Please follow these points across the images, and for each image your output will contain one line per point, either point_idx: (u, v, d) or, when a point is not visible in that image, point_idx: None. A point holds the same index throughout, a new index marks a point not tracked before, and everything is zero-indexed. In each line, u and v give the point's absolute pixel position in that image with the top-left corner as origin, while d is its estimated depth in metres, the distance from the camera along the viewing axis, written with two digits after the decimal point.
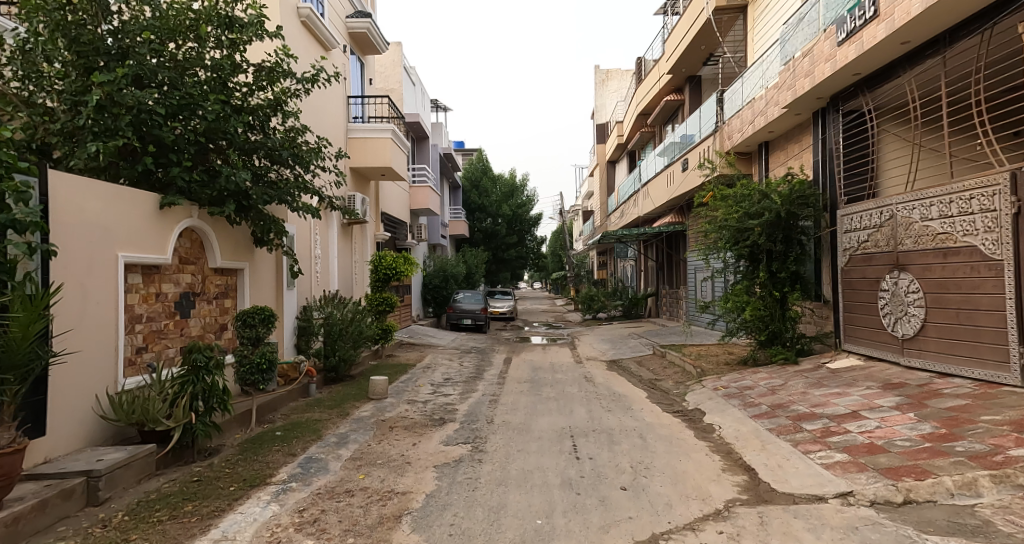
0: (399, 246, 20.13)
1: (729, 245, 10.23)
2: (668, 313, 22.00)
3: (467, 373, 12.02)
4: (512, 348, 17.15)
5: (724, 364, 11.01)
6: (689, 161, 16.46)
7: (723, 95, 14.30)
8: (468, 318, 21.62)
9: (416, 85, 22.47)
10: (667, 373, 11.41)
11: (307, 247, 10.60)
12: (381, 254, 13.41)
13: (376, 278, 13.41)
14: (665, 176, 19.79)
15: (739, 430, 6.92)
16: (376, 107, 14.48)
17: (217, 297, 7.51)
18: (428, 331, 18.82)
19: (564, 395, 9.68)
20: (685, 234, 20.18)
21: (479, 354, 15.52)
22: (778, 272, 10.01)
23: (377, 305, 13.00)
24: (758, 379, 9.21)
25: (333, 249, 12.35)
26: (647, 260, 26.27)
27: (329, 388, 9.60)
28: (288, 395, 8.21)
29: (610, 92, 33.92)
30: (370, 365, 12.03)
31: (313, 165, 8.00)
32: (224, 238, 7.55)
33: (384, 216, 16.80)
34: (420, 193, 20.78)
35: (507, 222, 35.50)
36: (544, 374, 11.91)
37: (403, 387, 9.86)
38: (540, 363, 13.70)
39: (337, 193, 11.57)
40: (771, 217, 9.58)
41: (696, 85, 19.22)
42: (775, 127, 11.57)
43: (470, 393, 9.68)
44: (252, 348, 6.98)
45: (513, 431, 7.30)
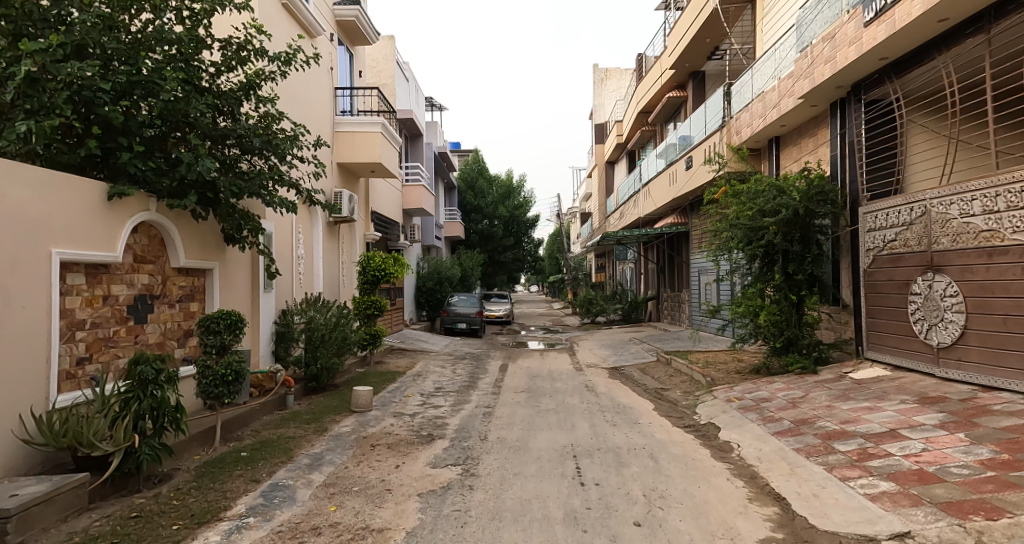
0: (391, 247, 19.41)
1: (742, 246, 9.54)
2: (670, 316, 21.29)
3: (460, 382, 11.27)
4: (509, 353, 16.42)
5: (734, 374, 10.29)
6: (694, 159, 15.78)
7: (730, 89, 13.63)
8: (462, 322, 20.89)
9: (410, 81, 21.79)
10: (674, 383, 10.69)
11: (286, 247, 9.88)
12: (369, 254, 12.66)
13: (365, 280, 12.64)
14: (667, 175, 19.10)
15: (762, 450, 6.20)
16: (366, 100, 13.78)
17: (181, 300, 6.77)
18: (421, 336, 18.08)
19: (565, 406, 8.95)
20: (688, 235, 19.48)
21: (474, 360, 14.77)
22: (794, 274, 9.33)
23: (365, 309, 12.34)
24: (775, 390, 8.49)
25: (317, 249, 11.68)
26: (647, 262, 25.56)
27: (309, 398, 8.84)
28: (261, 408, 7.47)
29: (609, 92, 33.26)
30: (357, 373, 11.28)
31: (289, 154, 7.26)
32: (189, 234, 6.80)
33: (374, 215, 16.08)
34: (413, 192, 20.08)
35: (504, 223, 34.76)
36: (542, 383, 11.17)
37: (390, 398, 9.11)
38: (538, 371, 12.97)
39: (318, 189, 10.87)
40: (789, 215, 8.90)
41: (700, 81, 18.53)
42: (789, 120, 10.88)
43: (462, 405, 8.95)
44: (217, 358, 6.22)
45: (509, 450, 6.56)
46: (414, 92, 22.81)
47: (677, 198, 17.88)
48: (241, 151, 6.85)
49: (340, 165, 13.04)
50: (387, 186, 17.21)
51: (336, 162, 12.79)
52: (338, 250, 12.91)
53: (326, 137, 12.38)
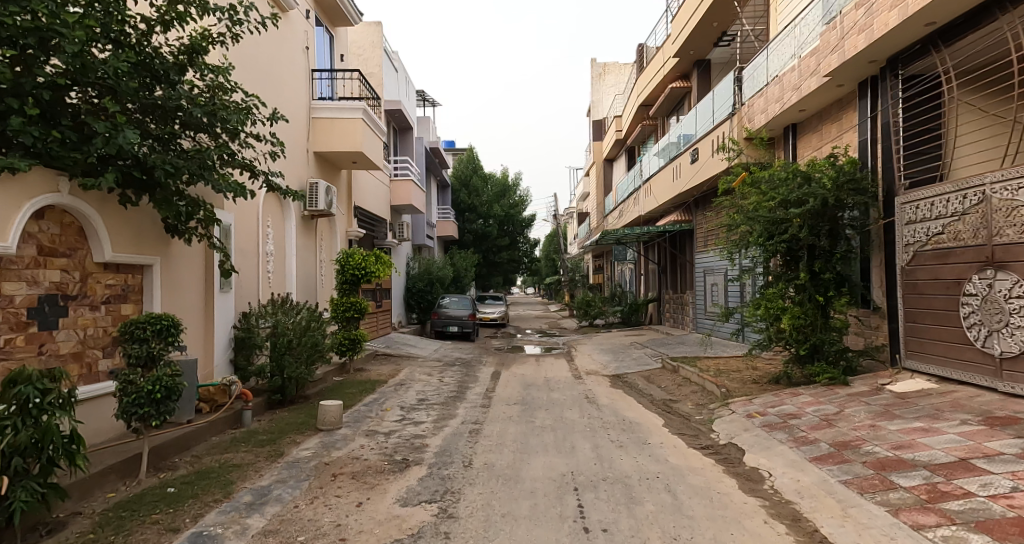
0: (378, 246, 18.37)
1: (761, 241, 8.54)
2: (672, 319, 20.29)
3: (446, 393, 10.20)
4: (502, 359, 15.34)
5: (751, 385, 9.24)
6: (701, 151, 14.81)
7: (741, 74, 12.66)
8: (454, 325, 19.83)
9: (399, 72, 20.74)
10: (684, 394, 9.64)
11: (249, 242, 8.81)
12: (346, 251, 11.57)
13: (344, 280, 11.56)
14: (671, 170, 18.11)
15: (801, 482, 5.16)
16: (348, 84, 12.76)
17: (108, 301, 5.72)
18: (409, 340, 17.04)
19: (563, 423, 7.90)
20: (692, 234, 18.49)
21: (464, 367, 13.69)
22: (821, 273, 8.31)
23: (344, 311, 11.44)
24: (802, 404, 7.46)
25: (290, 246, 10.64)
26: (647, 263, 24.54)
27: (271, 414, 7.76)
28: (209, 426, 6.42)
29: (607, 87, 32.28)
30: (333, 382, 10.22)
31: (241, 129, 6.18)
32: (119, 223, 5.76)
33: (358, 210, 15.04)
34: (402, 188, 19.05)
35: (499, 223, 33.74)
36: (538, 394, 10.11)
37: (365, 413, 8.05)
38: (533, 379, 11.90)
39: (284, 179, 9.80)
40: (816, 206, 7.90)
41: (704, 70, 17.57)
42: (811, 103, 9.87)
43: (446, 421, 7.89)
44: (143, 372, 5.13)
45: (498, 480, 5.49)
46: (405, 84, 21.80)
47: (682, 192, 16.86)
48: (180, 124, 5.81)
49: (318, 155, 11.99)
50: (372, 179, 16.14)
51: (314, 151, 11.75)
52: (313, 247, 11.85)
53: (301, 124, 11.33)
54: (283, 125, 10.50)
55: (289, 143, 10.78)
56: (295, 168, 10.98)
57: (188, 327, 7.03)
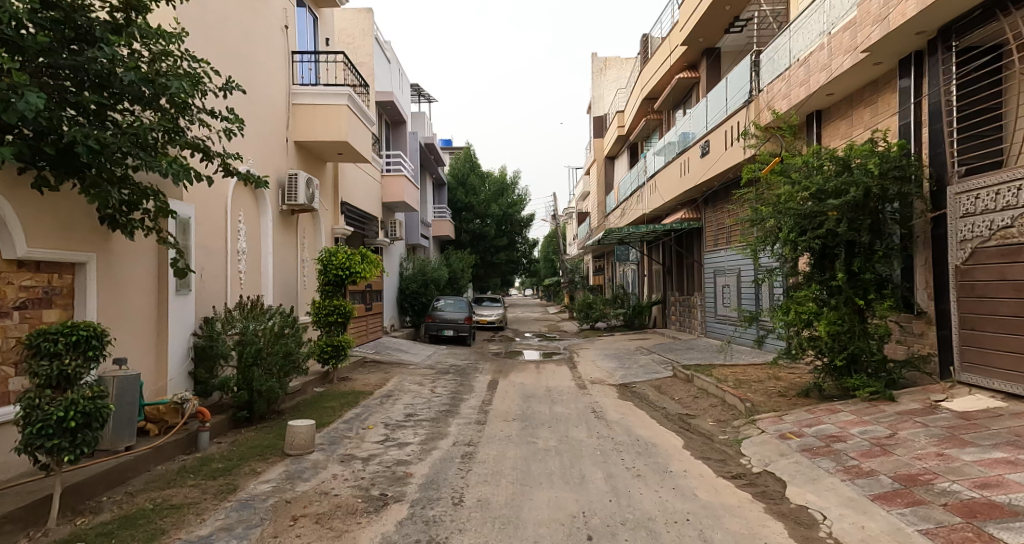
0: (369, 245, 17.40)
1: (792, 237, 7.57)
2: (679, 322, 19.36)
3: (437, 406, 9.23)
4: (500, 366, 14.37)
5: (778, 399, 8.28)
6: (714, 143, 13.88)
7: (759, 58, 11.78)
8: (450, 328, 18.87)
9: (392, 63, 19.78)
10: (701, 409, 8.68)
11: (213, 237, 7.82)
12: (328, 249, 10.57)
13: (326, 281, 10.58)
14: (679, 165, 17.19)
15: (867, 529, 4.19)
16: (335, 69, 11.83)
17: (21, 307, 4.81)
18: (400, 346, 16.07)
19: (568, 444, 6.93)
20: (700, 232, 17.57)
21: (458, 375, 12.71)
22: (860, 273, 7.34)
23: (327, 315, 10.48)
24: (845, 424, 6.50)
25: (266, 244, 9.66)
26: (651, 263, 23.60)
27: (234, 434, 6.77)
28: (153, 454, 5.42)
29: (608, 82, 31.39)
30: (312, 394, 9.23)
31: (186, 100, 5.20)
32: (37, 215, 4.87)
33: (346, 206, 14.08)
34: (395, 184, 18.11)
35: (496, 222, 32.79)
36: (539, 408, 9.14)
37: (343, 433, 7.08)
38: (534, 389, 10.93)
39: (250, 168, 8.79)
40: (858, 195, 6.98)
41: (714, 60, 16.66)
42: (842, 86, 8.95)
43: (435, 442, 6.91)
44: (53, 395, 4.11)
45: (493, 525, 4.51)
46: (398, 76, 20.86)
47: (692, 187, 15.91)
48: (109, 92, 4.81)
49: (301, 145, 11.04)
50: (360, 173, 15.17)
51: (297, 140, 10.80)
52: (292, 245, 10.87)
53: (281, 109, 10.37)
54: (260, 109, 9.53)
55: (268, 130, 9.81)
56: (274, 158, 10.03)
57: (133, 336, 6.04)
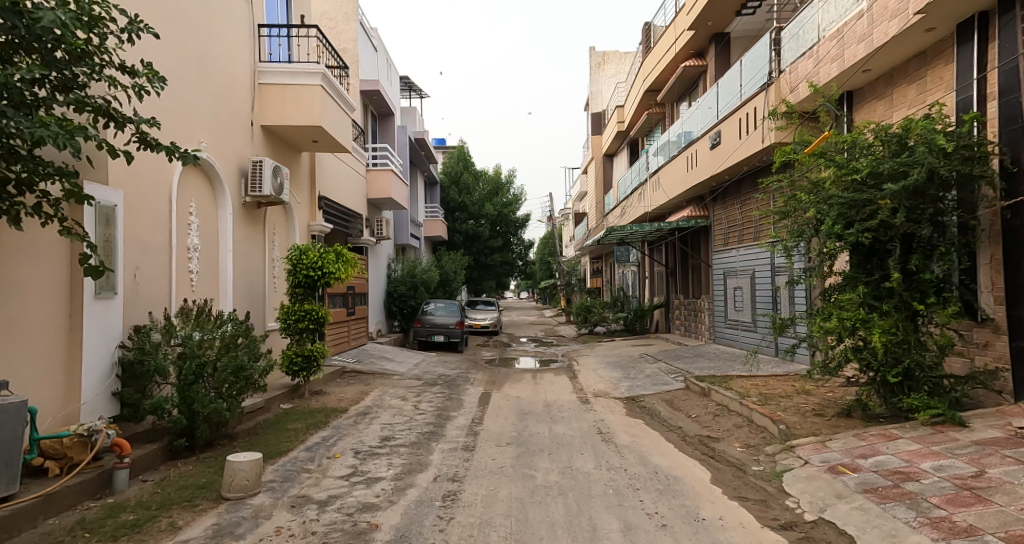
0: (352, 244, 16.22)
1: (836, 231, 6.40)
2: (683, 327, 18.27)
3: (421, 426, 8.07)
4: (493, 376, 13.19)
5: (814, 419, 7.13)
6: (728, 132, 12.78)
7: (781, 36, 10.71)
8: (440, 334, 17.70)
9: (378, 51, 18.62)
10: (725, 430, 7.51)
11: (153, 231, 6.62)
12: (297, 246, 9.42)
13: (296, 282, 9.39)
14: (686, 158, 16.10)
15: None
16: (310, 47, 10.68)
17: None
18: (385, 354, 14.89)
19: (574, 478, 5.75)
20: (708, 231, 16.48)
21: (447, 387, 11.52)
22: (918, 272, 6.20)
23: (298, 322, 9.34)
24: (911, 456, 5.34)
25: (224, 241, 8.47)
26: (653, 265, 22.52)
27: (168, 469, 5.56)
28: (43, 504, 4.20)
29: (607, 78, 30.36)
30: (275, 413, 8.03)
31: (73, 40, 3.92)
32: None
33: (325, 201, 12.90)
34: (381, 179, 16.95)
35: (491, 223, 31.63)
36: (537, 430, 7.95)
37: (303, 466, 5.90)
38: (531, 404, 9.76)
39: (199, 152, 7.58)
40: (920, 179, 5.85)
41: (724, 46, 15.54)
42: (883, 59, 7.89)
43: (413, 476, 5.73)
44: None
45: None
46: (386, 66, 19.69)
47: (701, 181, 14.80)
48: None
49: (270, 130, 9.89)
50: (341, 165, 14.03)
51: (265, 123, 9.63)
52: (258, 242, 9.70)
53: (247, 88, 9.21)
54: (219, 86, 8.33)
55: (230, 110, 8.64)
56: (238, 142, 8.86)
57: (29, 350, 4.83)
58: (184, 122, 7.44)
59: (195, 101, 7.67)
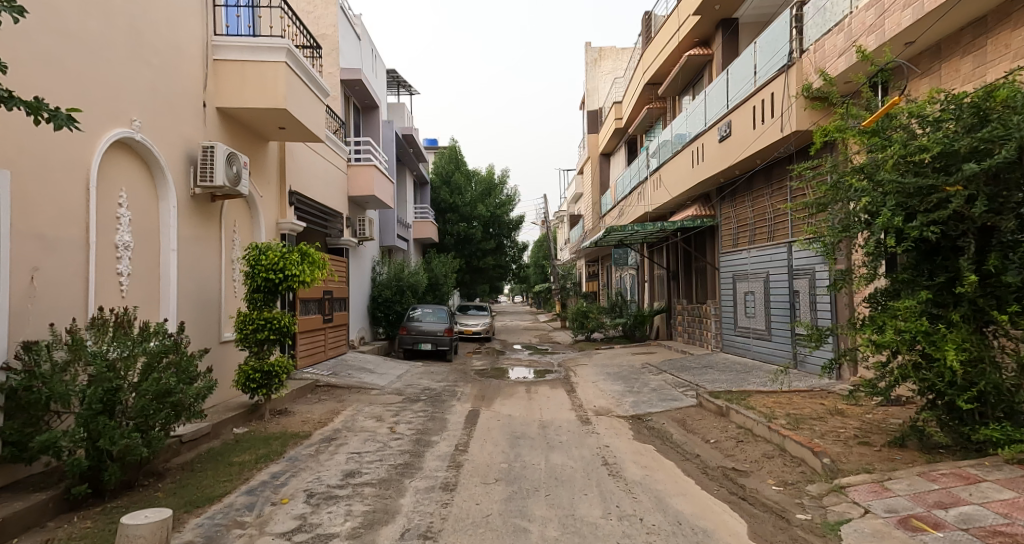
0: (331, 245, 15.05)
1: (895, 223, 5.26)
2: (687, 334, 17.17)
3: (395, 455, 6.88)
4: (483, 389, 12.02)
5: (861, 449, 5.97)
6: (741, 122, 11.69)
7: (804, 11, 9.63)
8: (427, 342, 16.54)
9: (362, 40, 17.47)
10: (752, 462, 6.36)
11: (62, 223, 5.42)
12: (255, 245, 8.21)
13: (254, 287, 8.20)
14: (690, 153, 15.01)
15: None
16: (276, 21, 9.51)
17: None
18: (366, 365, 13.69)
19: (577, 533, 4.58)
20: (713, 232, 15.40)
21: (431, 403, 10.33)
22: (1000, 275, 5.06)
23: (256, 333, 8.17)
24: (1009, 511, 4.20)
25: (167, 238, 7.26)
26: (653, 268, 21.43)
27: (59, 527, 4.35)
28: None
29: (604, 74, 29.33)
30: (223, 442, 6.83)
31: None
32: None
33: (296, 196, 11.71)
34: (363, 176, 15.80)
35: (483, 224, 30.47)
36: (531, 460, 6.76)
37: (238, 519, 4.71)
38: (525, 425, 8.60)
39: (129, 132, 6.40)
40: (1008, 159, 4.73)
41: (732, 33, 14.47)
42: (932, 28, 6.82)
43: (374, 532, 4.55)
44: None
45: None
46: (370, 57, 18.55)
47: (709, 177, 13.72)
48: None
49: (228, 113, 8.73)
50: (317, 158, 12.91)
51: (219, 103, 8.44)
52: (213, 242, 8.52)
53: (198, 63, 8.03)
54: (161, 57, 7.14)
55: (176, 87, 7.47)
56: (186, 125, 7.69)
57: None
58: (115, 95, 6.28)
59: (128, 71, 6.47)
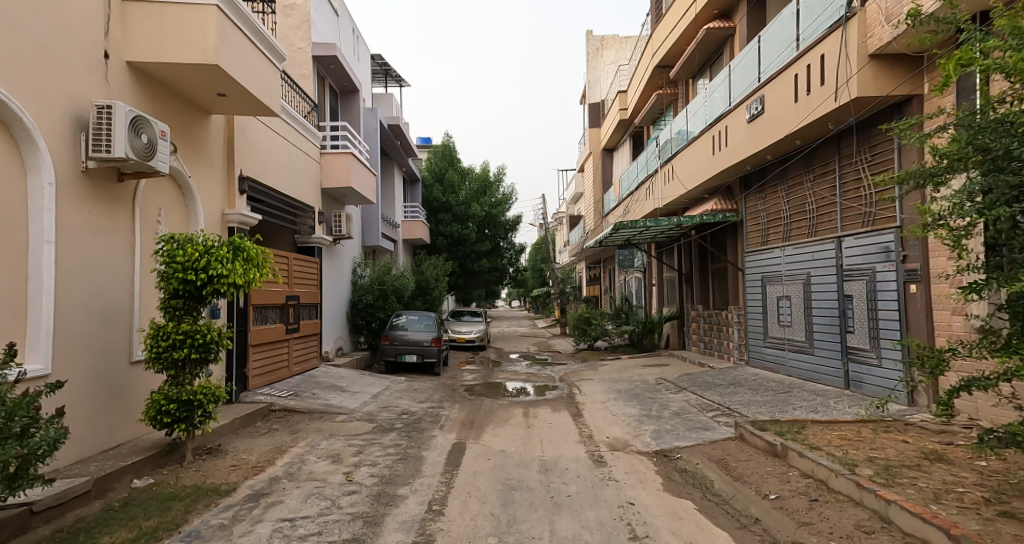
0: (300, 243, 13.18)
1: None
2: (703, 344, 15.34)
3: (342, 523, 4.98)
4: (471, 412, 10.13)
5: (1010, 528, 4.08)
6: (778, 95, 9.85)
7: None
8: (412, 353, 14.67)
9: (339, 15, 15.60)
10: (843, 539, 4.48)
11: None
12: (168, 236, 6.28)
13: (171, 290, 6.30)
14: (710, 138, 13.19)
15: None
16: None
17: None
18: (338, 382, 11.80)
19: None
20: (735, 228, 13.57)
21: (406, 433, 8.44)
22: None
23: (172, 350, 6.29)
24: None
25: (42, 222, 5.39)
26: (662, 271, 19.62)
27: None
28: None
29: (605, 65, 27.58)
30: (103, 509, 4.93)
31: None
32: None
33: (248, 182, 9.82)
34: (338, 165, 13.94)
35: (478, 225, 28.61)
36: (530, 531, 4.88)
37: None
38: (522, 469, 6.73)
39: None
40: None
41: (759, 2, 12.66)
42: None
43: None
44: None
45: None
46: (350, 36, 16.77)
47: (733, 165, 11.91)
48: None
49: (145, 71, 6.89)
50: (277, 140, 11.06)
51: (131, 56, 6.58)
52: (122, 234, 6.63)
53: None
54: None
55: (53, 26, 5.61)
56: (75, 79, 5.84)
57: None
58: None
59: None
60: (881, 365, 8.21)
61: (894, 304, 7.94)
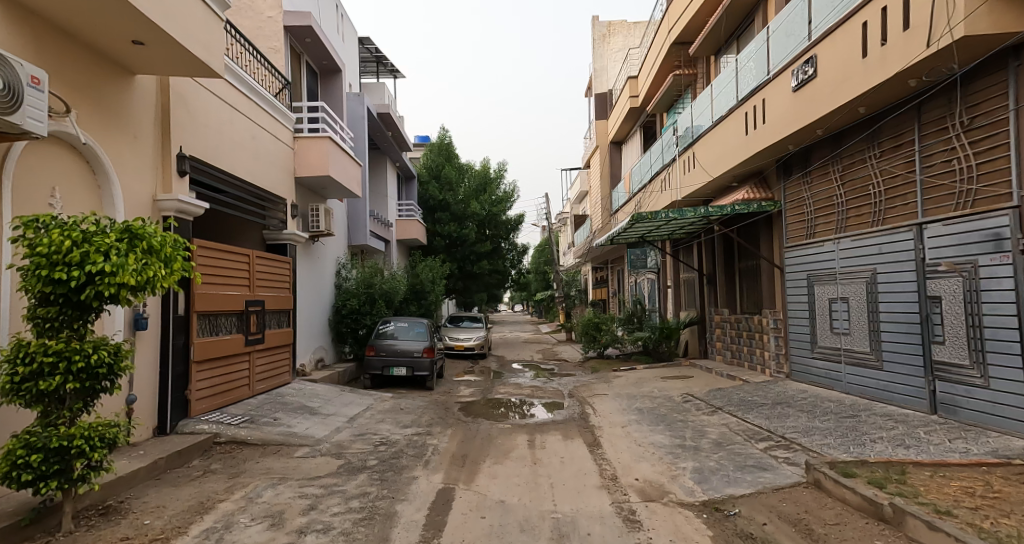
0: (269, 238, 11.42)
1: None
2: (731, 353, 13.52)
3: None
4: (465, 441, 8.32)
5: None
6: (835, 51, 8.09)
7: None
8: (399, 366, 12.90)
9: None
10: None
11: None
12: (29, 218, 4.50)
13: (36, 295, 4.51)
14: (742, 116, 11.38)
15: None
16: None
17: None
18: (308, 402, 9.99)
19: None
20: (770, 220, 11.76)
21: (379, 475, 6.62)
22: None
23: (38, 379, 4.49)
24: None
25: None
26: (679, 272, 17.82)
27: None
28: None
29: (613, 52, 25.90)
30: None
31: None
32: None
33: (191, 161, 8.06)
34: (313, 152, 12.21)
35: (478, 224, 26.84)
36: None
37: None
38: (528, 535, 4.92)
39: None
40: None
41: None
42: None
43: None
44: None
45: None
46: (333, 12, 15.09)
47: (771, 144, 10.13)
48: None
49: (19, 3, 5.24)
50: (232, 116, 9.31)
51: None
52: None
53: None
54: None
55: None
56: None
57: None
58: None
59: None
60: (988, 386, 6.42)
61: (1009, 309, 6.14)
